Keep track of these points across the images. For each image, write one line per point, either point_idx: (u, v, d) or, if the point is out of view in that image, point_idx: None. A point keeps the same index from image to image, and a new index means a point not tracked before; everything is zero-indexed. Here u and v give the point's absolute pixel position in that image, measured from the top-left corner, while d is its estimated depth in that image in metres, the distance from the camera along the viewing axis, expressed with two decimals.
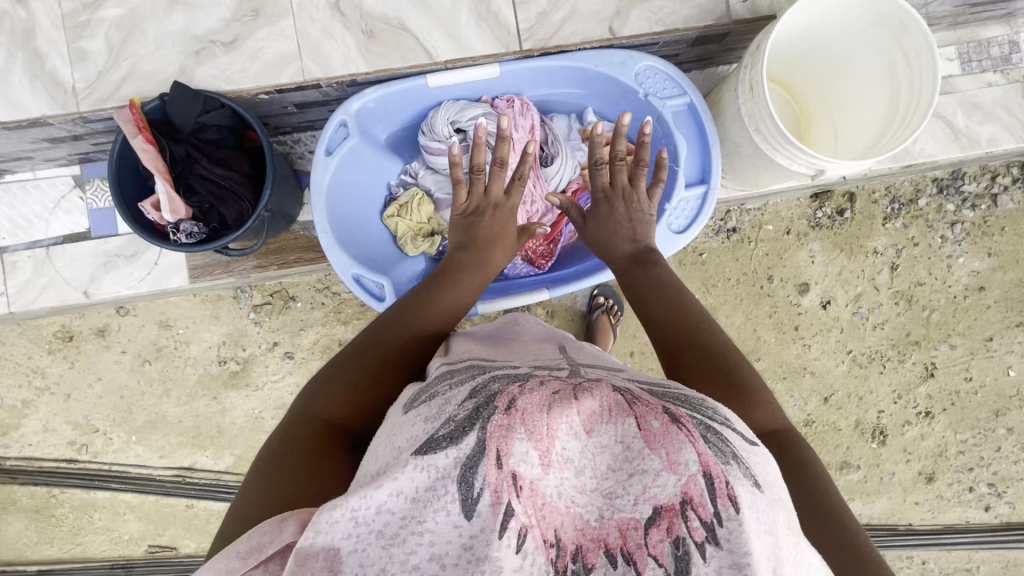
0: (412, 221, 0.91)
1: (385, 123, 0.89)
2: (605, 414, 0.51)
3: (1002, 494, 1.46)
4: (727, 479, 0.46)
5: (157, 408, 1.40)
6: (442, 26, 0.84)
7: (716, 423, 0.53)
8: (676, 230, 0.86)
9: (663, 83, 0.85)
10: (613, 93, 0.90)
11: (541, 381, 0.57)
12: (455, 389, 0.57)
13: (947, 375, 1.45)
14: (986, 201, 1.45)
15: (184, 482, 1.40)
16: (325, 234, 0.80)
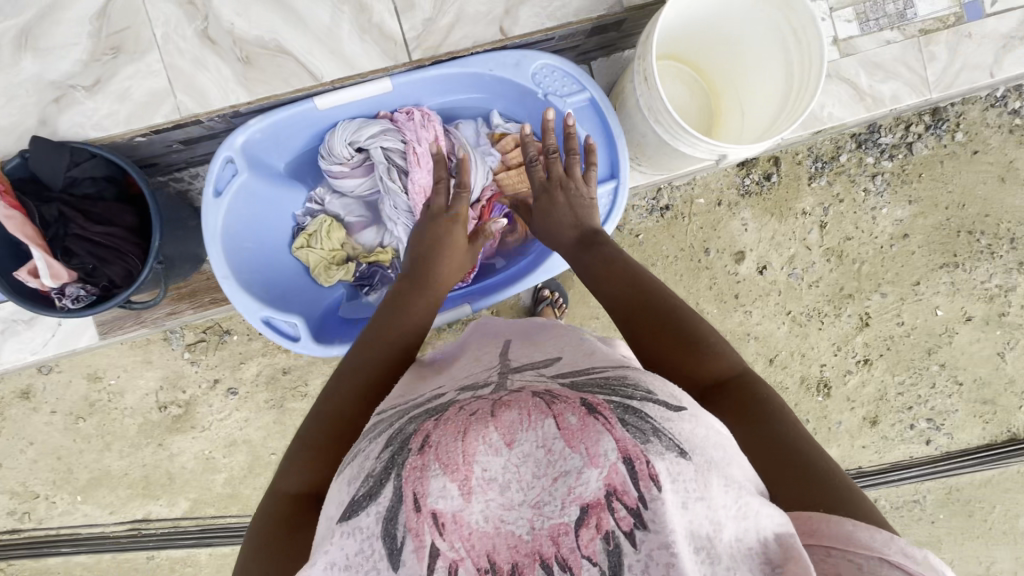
0: (323, 250, 0.89)
1: (278, 152, 0.85)
2: (525, 421, 0.48)
3: (940, 427, 1.55)
4: (649, 457, 0.44)
5: (100, 464, 1.34)
6: (323, 43, 0.80)
7: (637, 399, 0.49)
8: None
9: (561, 80, 0.83)
10: (515, 94, 0.87)
11: (463, 405, 0.54)
12: (377, 436, 0.55)
13: (882, 322, 1.51)
14: (902, 150, 1.49)
15: (140, 534, 1.35)
16: (227, 281, 0.76)
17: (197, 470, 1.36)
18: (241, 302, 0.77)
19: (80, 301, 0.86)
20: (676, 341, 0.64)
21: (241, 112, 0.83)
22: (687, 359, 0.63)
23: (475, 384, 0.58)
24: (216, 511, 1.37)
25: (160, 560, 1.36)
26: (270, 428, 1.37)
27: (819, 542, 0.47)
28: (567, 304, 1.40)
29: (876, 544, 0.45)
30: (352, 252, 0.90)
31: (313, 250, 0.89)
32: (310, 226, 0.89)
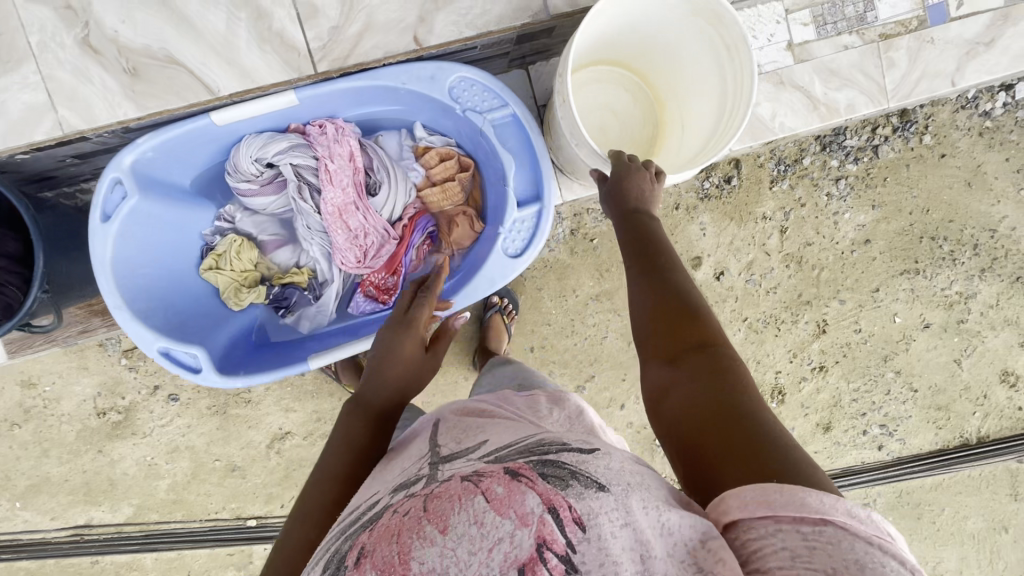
0: (235, 271, 1.04)
1: (181, 169, 0.99)
2: (455, 503, 0.45)
3: (893, 433, 1.56)
4: (569, 502, 0.43)
5: (38, 470, 1.31)
6: (220, 53, 0.90)
7: (551, 452, 0.49)
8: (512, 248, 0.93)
9: (481, 95, 0.90)
10: (433, 108, 0.97)
11: (396, 506, 0.50)
12: (317, 565, 0.50)
13: (838, 329, 1.50)
14: (868, 153, 1.44)
15: (82, 540, 1.34)
16: (120, 310, 0.88)
17: (140, 477, 1.34)
18: (138, 336, 0.88)
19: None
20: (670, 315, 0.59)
21: (130, 127, 0.94)
22: (676, 331, 0.58)
23: (407, 480, 0.54)
24: (160, 517, 1.36)
25: (104, 565, 1.35)
26: (214, 434, 1.35)
27: (768, 514, 0.42)
28: (516, 310, 1.38)
29: (822, 509, 0.40)
30: (265, 271, 1.06)
31: (223, 270, 1.03)
32: (220, 246, 1.04)
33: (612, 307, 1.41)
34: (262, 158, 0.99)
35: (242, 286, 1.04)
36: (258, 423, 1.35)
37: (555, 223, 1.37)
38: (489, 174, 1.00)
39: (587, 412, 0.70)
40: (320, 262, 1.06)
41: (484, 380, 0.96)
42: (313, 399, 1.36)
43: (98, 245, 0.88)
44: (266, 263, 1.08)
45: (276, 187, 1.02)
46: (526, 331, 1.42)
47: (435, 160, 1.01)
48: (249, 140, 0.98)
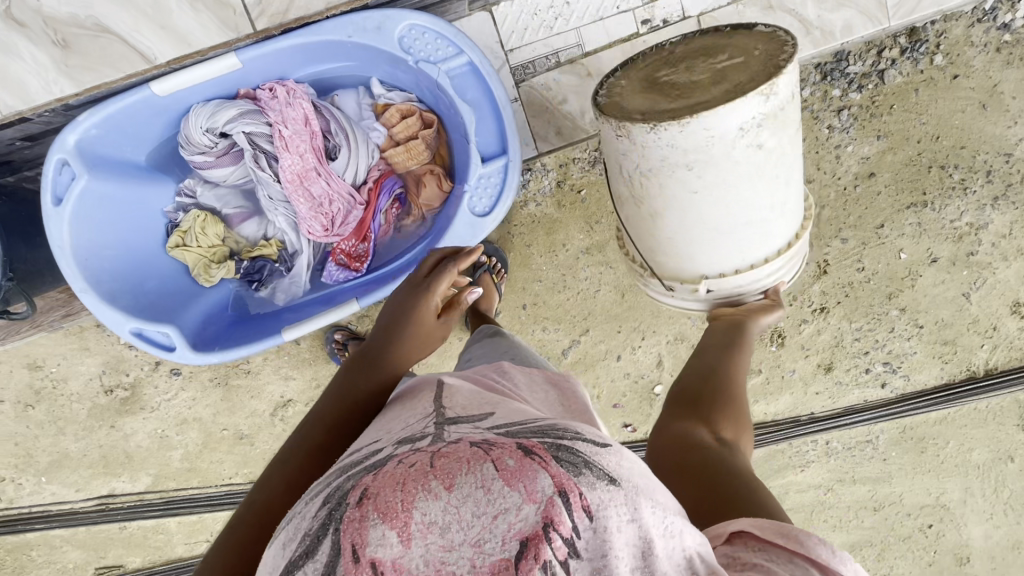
0: (204, 248, 1.04)
1: (133, 144, 0.99)
2: (464, 466, 0.44)
3: (897, 369, 1.53)
4: (581, 489, 0.43)
5: (57, 446, 1.37)
6: (153, 19, 0.92)
7: (566, 439, 0.48)
8: (483, 208, 0.91)
9: (433, 42, 0.86)
10: (387, 63, 0.95)
11: (402, 456, 0.48)
12: (314, 497, 0.48)
13: (840, 269, 1.45)
14: (873, 79, 1.35)
15: (108, 508, 1.42)
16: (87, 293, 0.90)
17: (153, 448, 1.40)
18: (107, 320, 0.91)
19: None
20: (719, 404, 0.74)
21: (70, 103, 0.97)
22: (712, 415, 0.72)
23: (411, 435, 0.52)
24: (178, 484, 1.42)
25: (132, 530, 1.43)
26: (218, 406, 1.39)
27: (786, 546, 0.48)
28: (506, 269, 1.35)
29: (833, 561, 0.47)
30: (235, 246, 1.06)
31: (190, 247, 1.04)
32: (184, 223, 1.04)
33: (603, 260, 1.38)
34: (212, 128, 0.96)
35: (210, 263, 1.05)
36: (260, 393, 1.38)
37: (540, 175, 1.32)
38: (451, 129, 0.98)
39: (582, 395, 0.74)
40: (288, 233, 1.05)
41: (471, 350, 0.95)
42: (311, 366, 1.38)
43: (55, 229, 0.90)
44: (236, 239, 1.07)
45: (229, 155, 1.00)
46: (517, 288, 1.40)
47: (396, 117, 0.98)
48: (197, 109, 0.97)
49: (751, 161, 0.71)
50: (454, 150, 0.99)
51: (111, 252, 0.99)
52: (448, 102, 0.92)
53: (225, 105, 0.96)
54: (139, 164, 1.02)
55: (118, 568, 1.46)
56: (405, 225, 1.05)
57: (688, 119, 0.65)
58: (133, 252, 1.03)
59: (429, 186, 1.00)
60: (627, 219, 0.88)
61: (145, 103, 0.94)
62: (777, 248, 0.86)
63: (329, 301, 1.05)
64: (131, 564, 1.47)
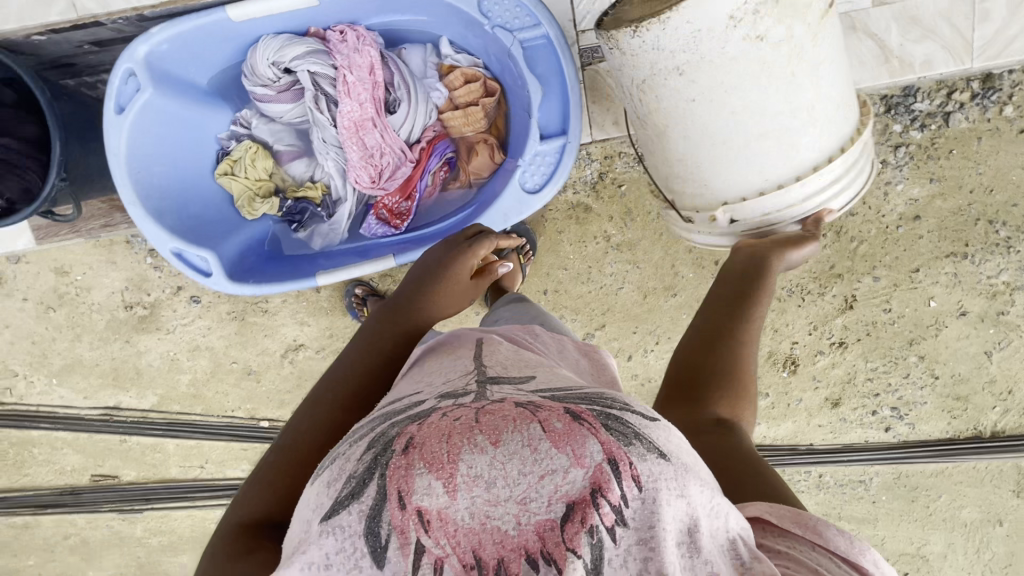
0: (249, 181, 1.05)
1: (197, 65, 0.99)
2: (510, 424, 0.47)
3: (904, 416, 1.52)
4: (631, 459, 0.45)
5: (72, 352, 1.40)
6: None
7: (615, 410, 0.50)
8: (531, 188, 0.91)
9: (512, 12, 0.86)
10: (461, 23, 0.95)
11: (445, 410, 0.51)
12: (360, 440, 0.52)
13: (867, 306, 1.43)
14: (936, 120, 1.31)
15: (112, 419, 1.45)
16: (133, 205, 0.91)
17: (163, 369, 1.42)
18: (150, 234, 0.91)
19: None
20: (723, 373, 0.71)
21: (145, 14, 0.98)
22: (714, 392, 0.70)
23: (454, 390, 0.56)
24: (181, 408, 1.45)
25: (132, 444, 1.47)
26: (232, 338, 1.41)
27: (806, 535, 0.50)
28: (533, 251, 1.36)
29: (851, 552, 0.49)
30: (280, 184, 1.07)
31: (237, 178, 1.05)
32: (235, 152, 1.05)
33: (631, 259, 1.37)
34: (279, 62, 0.98)
35: (255, 196, 1.05)
36: (274, 332, 1.40)
37: (583, 163, 1.32)
38: (513, 100, 0.97)
39: (609, 371, 0.75)
40: (335, 179, 1.05)
41: (499, 313, 0.96)
42: (327, 315, 1.39)
43: (111, 134, 0.90)
44: (283, 176, 1.08)
45: (291, 91, 1.01)
46: (541, 273, 1.40)
47: (459, 81, 0.98)
48: (266, 41, 0.98)
49: (752, 53, 0.74)
50: (512, 121, 0.98)
51: (163, 169, 0.99)
52: (515, 71, 0.91)
53: (295, 40, 0.97)
54: (202, 86, 1.03)
55: (112, 478, 1.50)
56: (450, 190, 1.05)
57: (668, 14, 0.70)
58: (183, 173, 1.03)
59: (480, 152, 0.99)
60: (646, 143, 0.94)
61: (217, 26, 0.94)
62: (817, 161, 0.84)
63: (363, 252, 1.05)
64: (124, 476, 1.50)
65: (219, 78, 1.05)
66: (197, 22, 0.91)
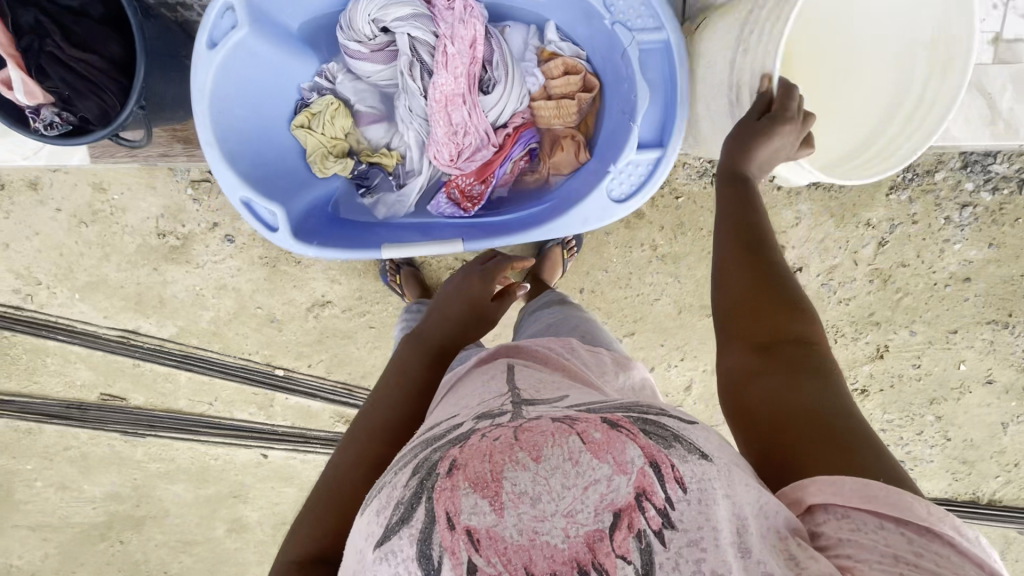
0: (324, 137, 1.01)
1: (292, 7, 0.93)
2: (550, 438, 0.48)
3: (907, 470, 1.53)
4: (672, 461, 0.47)
5: (98, 270, 1.38)
6: None
7: (651, 414, 0.52)
8: (618, 196, 0.89)
9: (638, 12, 0.83)
10: (574, 10, 0.92)
11: (484, 431, 0.52)
12: (403, 468, 0.53)
13: (897, 358, 1.42)
14: (1011, 185, 1.27)
15: (129, 343, 1.44)
16: (210, 147, 0.86)
17: (187, 302, 1.41)
18: (225, 181, 0.87)
19: (55, 128, 0.93)
20: (778, 299, 0.65)
21: None
22: (774, 321, 0.63)
23: (489, 411, 0.56)
24: (199, 343, 1.44)
25: (145, 370, 1.47)
26: (261, 284, 1.38)
27: (874, 513, 0.46)
28: (578, 247, 1.33)
29: (931, 520, 0.45)
30: (355, 146, 1.04)
31: (312, 132, 1.01)
32: (315, 105, 1.01)
33: (673, 272, 1.35)
34: (380, 21, 0.93)
35: (328, 154, 1.02)
36: (303, 285, 1.38)
37: None
38: (609, 100, 0.95)
39: (648, 385, 0.76)
40: (412, 150, 1.03)
41: (538, 315, 0.96)
42: (359, 277, 1.38)
43: (199, 72, 0.85)
44: (357, 139, 1.05)
45: (387, 52, 0.98)
46: (580, 272, 1.37)
47: (559, 70, 0.97)
48: None
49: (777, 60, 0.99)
50: (603, 122, 0.96)
51: (241, 114, 0.93)
52: (623, 72, 0.89)
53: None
54: (293, 29, 0.97)
55: (120, 400, 1.50)
56: (525, 179, 1.04)
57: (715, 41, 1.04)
58: (259, 118, 0.98)
59: (567, 147, 0.98)
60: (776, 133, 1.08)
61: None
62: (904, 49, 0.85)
63: (427, 231, 1.01)
64: (132, 400, 1.50)
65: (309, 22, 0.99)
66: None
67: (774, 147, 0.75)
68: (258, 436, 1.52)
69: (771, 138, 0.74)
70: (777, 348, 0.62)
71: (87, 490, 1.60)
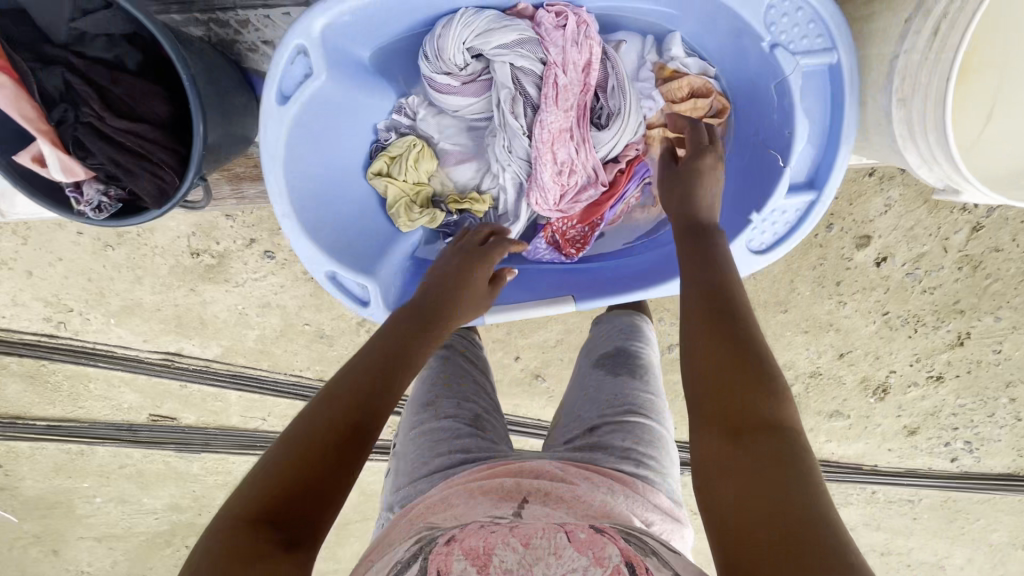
0: (404, 184, 0.96)
1: (366, 39, 0.85)
2: (539, 531, 0.51)
3: (973, 450, 1.51)
4: (649, 566, 0.47)
5: (131, 294, 1.29)
6: None
7: (635, 532, 0.55)
8: (755, 249, 0.87)
9: (804, 29, 0.76)
10: (720, 25, 0.85)
11: (483, 524, 0.54)
12: (401, 551, 0.54)
13: (977, 345, 1.35)
14: None
15: (173, 365, 1.38)
16: (287, 223, 0.82)
17: (230, 321, 1.32)
18: (308, 258, 0.85)
19: (104, 209, 0.85)
20: (742, 375, 0.61)
21: None
22: (745, 403, 0.59)
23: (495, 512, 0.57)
24: (246, 362, 1.37)
25: (193, 390, 1.41)
26: (307, 300, 1.30)
27: None
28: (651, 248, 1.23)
29: None
30: (443, 189, 1.00)
31: (394, 179, 0.96)
32: (396, 147, 0.96)
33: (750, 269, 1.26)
34: (474, 49, 0.85)
35: (411, 204, 0.97)
36: None
37: None
38: (746, 126, 0.93)
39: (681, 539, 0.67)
40: (507, 194, 0.99)
41: (569, 399, 0.86)
42: None
43: (271, 132, 0.78)
44: (439, 179, 1.01)
45: (479, 83, 0.91)
46: None
47: (684, 91, 0.92)
48: (460, 23, 0.84)
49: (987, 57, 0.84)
50: (738, 149, 0.95)
51: (318, 169, 0.89)
52: (775, 102, 0.85)
53: (498, 26, 0.84)
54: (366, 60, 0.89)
55: (170, 420, 1.46)
56: (636, 214, 1.03)
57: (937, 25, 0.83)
58: (338, 170, 0.93)
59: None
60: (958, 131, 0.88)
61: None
62: None
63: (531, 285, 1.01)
64: (183, 419, 1.47)
65: (381, 52, 0.90)
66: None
67: (708, 177, 0.84)
68: None
69: (700, 173, 0.83)
70: (753, 435, 0.57)
71: (147, 502, 1.60)
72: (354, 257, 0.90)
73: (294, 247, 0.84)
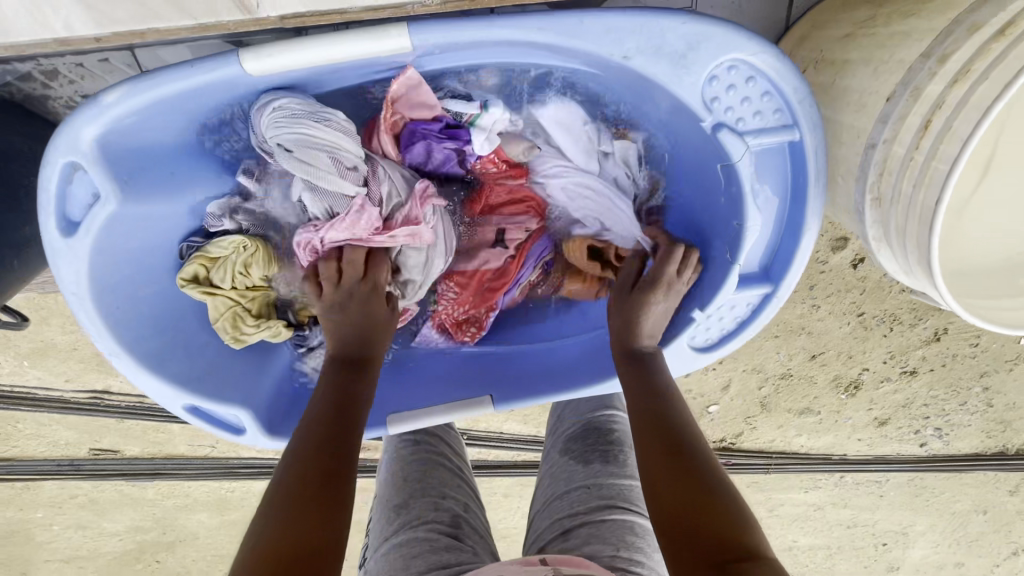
0: (234, 292, 0.92)
1: (187, 121, 0.79)
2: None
3: (943, 434, 1.48)
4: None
5: (40, 335, 1.17)
6: (311, 50, 0.69)
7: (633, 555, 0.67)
8: (702, 343, 0.92)
9: (740, 102, 0.75)
10: (651, 96, 0.80)
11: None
12: None
13: (954, 340, 1.29)
14: None
15: (103, 403, 1.28)
16: (123, 363, 0.86)
17: None
18: (162, 397, 0.89)
19: None
20: (697, 499, 0.60)
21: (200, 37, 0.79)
22: (704, 524, 0.58)
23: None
24: None
25: (131, 425, 1.33)
26: None
27: None
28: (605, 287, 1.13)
29: None
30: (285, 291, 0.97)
31: (218, 289, 0.91)
32: (216, 249, 0.90)
33: None
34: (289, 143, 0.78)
35: (242, 314, 0.93)
36: None
37: None
38: (691, 200, 0.92)
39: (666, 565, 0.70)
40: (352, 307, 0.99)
41: (542, 488, 0.88)
42: None
43: (64, 268, 0.78)
44: (284, 274, 0.97)
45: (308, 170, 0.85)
46: None
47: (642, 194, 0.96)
48: (272, 116, 0.76)
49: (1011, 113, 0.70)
50: (682, 223, 0.94)
51: (149, 288, 0.89)
52: (721, 185, 0.84)
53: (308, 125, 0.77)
54: (195, 147, 0.84)
55: (113, 452, 1.39)
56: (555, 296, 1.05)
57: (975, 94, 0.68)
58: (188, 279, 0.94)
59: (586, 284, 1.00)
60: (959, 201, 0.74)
61: (227, 80, 0.73)
62: None
63: (478, 368, 1.02)
64: (127, 451, 1.39)
65: (206, 135, 0.83)
66: (178, 83, 0.71)
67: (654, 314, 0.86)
68: (270, 471, 1.43)
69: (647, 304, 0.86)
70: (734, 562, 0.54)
71: (107, 526, 1.56)
72: (217, 383, 0.92)
73: (142, 384, 0.88)
